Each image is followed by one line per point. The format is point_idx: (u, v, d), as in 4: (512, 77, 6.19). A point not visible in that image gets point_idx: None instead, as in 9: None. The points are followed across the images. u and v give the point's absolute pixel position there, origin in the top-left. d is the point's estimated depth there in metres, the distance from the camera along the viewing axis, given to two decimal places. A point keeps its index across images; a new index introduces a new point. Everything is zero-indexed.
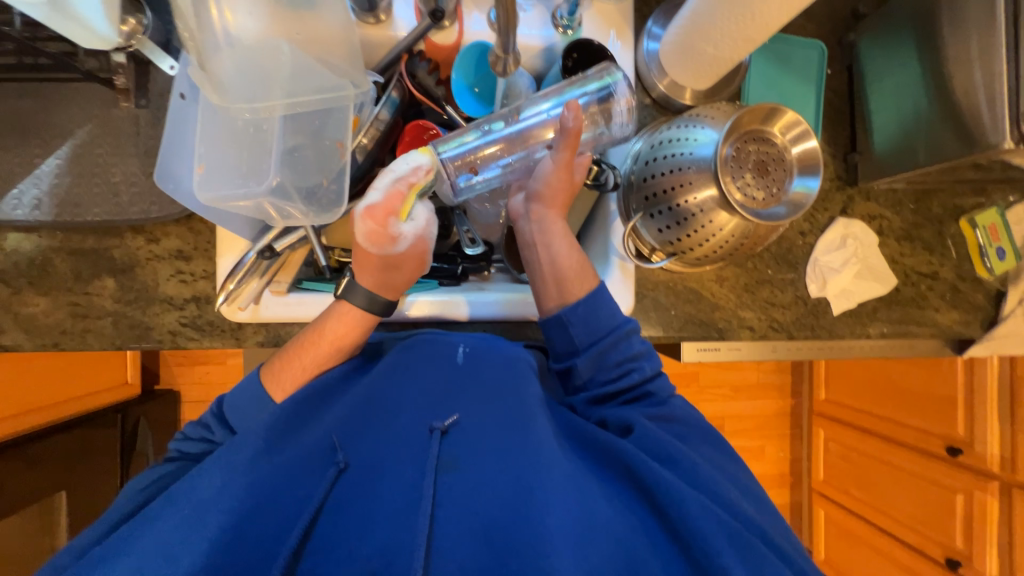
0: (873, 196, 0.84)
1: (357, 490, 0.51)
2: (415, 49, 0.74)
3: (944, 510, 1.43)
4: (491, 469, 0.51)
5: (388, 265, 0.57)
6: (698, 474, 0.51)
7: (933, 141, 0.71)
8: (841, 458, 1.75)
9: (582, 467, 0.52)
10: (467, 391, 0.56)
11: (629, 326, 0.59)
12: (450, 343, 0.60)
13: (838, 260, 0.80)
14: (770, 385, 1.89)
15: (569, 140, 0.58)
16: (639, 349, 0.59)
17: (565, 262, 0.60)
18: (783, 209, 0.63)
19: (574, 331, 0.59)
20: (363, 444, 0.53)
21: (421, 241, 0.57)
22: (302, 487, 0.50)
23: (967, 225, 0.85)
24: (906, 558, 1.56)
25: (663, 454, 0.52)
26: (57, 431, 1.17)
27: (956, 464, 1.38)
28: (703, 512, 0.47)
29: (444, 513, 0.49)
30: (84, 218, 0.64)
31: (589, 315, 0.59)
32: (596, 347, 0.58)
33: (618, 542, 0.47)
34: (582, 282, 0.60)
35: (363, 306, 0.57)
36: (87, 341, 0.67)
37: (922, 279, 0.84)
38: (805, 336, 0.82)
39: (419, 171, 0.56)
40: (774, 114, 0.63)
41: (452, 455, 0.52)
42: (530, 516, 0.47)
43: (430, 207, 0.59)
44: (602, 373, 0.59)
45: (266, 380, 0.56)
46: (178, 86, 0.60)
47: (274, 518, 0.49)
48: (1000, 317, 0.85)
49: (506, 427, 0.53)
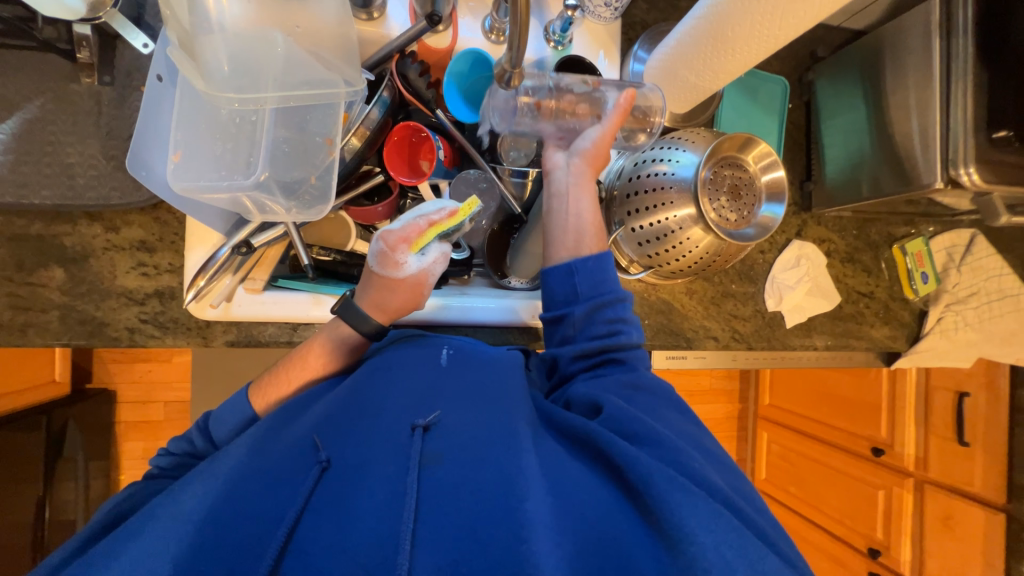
0: (823, 222, 0.92)
1: (339, 491, 0.47)
2: (407, 51, 0.71)
3: (868, 504, 1.58)
4: (476, 464, 0.48)
5: (386, 285, 0.59)
6: (665, 445, 0.50)
7: (875, 175, 0.79)
8: (781, 458, 1.90)
9: (560, 456, 0.51)
10: (451, 389, 0.55)
11: (625, 291, 0.62)
12: (435, 347, 0.61)
13: (793, 278, 0.88)
14: (721, 390, 2.02)
15: (622, 112, 0.62)
16: (629, 314, 0.61)
17: (584, 216, 0.62)
18: (752, 230, 0.69)
19: (577, 280, 0.60)
20: (347, 445, 0.50)
21: (423, 276, 0.60)
22: (281, 493, 0.47)
23: (899, 251, 0.96)
24: (835, 549, 1.72)
25: (628, 432, 0.51)
26: None
27: (879, 463, 1.54)
28: (668, 483, 0.46)
29: (427, 508, 0.45)
30: (32, 201, 0.58)
31: (596, 271, 0.60)
32: (593, 301, 0.59)
33: (595, 526, 0.45)
34: (598, 241, 0.63)
35: (354, 326, 0.60)
36: (28, 337, 0.61)
37: (860, 298, 0.94)
38: (762, 347, 0.89)
39: (442, 213, 0.61)
40: (748, 144, 0.69)
41: (435, 450, 0.49)
42: (512, 504, 0.45)
43: (443, 249, 0.62)
44: (593, 328, 0.59)
45: (254, 396, 0.58)
46: (154, 67, 0.56)
47: (253, 525, 0.45)
48: (922, 333, 0.97)
49: (492, 422, 0.52)
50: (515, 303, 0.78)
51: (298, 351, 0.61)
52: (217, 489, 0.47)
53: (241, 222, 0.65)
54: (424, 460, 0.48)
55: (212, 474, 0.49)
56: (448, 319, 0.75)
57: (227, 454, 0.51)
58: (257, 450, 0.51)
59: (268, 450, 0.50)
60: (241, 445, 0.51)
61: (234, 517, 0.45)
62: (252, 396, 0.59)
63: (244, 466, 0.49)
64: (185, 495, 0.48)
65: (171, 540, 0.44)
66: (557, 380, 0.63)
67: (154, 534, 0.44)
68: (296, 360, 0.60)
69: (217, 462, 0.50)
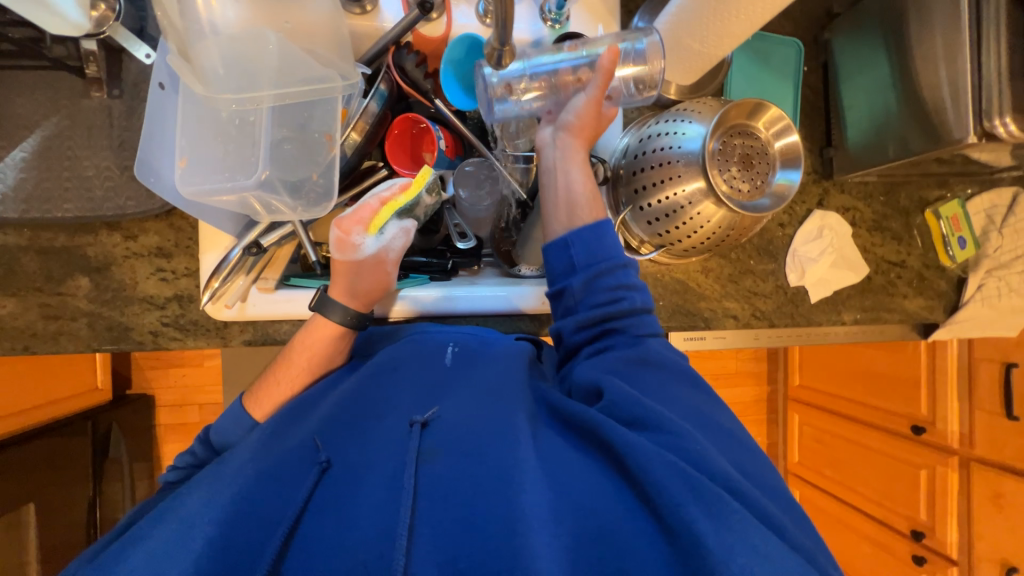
0: (846, 189, 0.87)
1: (339, 491, 0.47)
2: (403, 41, 0.72)
3: (910, 485, 1.51)
4: (471, 458, 0.48)
5: (349, 270, 0.59)
6: (666, 429, 0.49)
7: (903, 136, 0.74)
8: (815, 440, 1.83)
9: (561, 446, 0.51)
10: (451, 387, 0.56)
11: (627, 258, 0.60)
12: (437, 343, 0.62)
13: (816, 250, 0.84)
14: (748, 373, 1.96)
15: (606, 74, 0.58)
16: (634, 281, 0.59)
17: (576, 187, 0.61)
18: (767, 200, 0.65)
19: (574, 252, 0.60)
20: (349, 445, 0.51)
21: (383, 254, 0.60)
22: (280, 496, 0.47)
23: (932, 216, 0.90)
24: (876, 533, 1.64)
25: (632, 417, 0.50)
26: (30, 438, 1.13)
27: (921, 441, 1.46)
28: (668, 470, 0.45)
29: (425, 503, 0.45)
30: (55, 214, 0.61)
31: (593, 238, 0.59)
32: (590, 270, 0.58)
33: (595, 515, 0.45)
34: (593, 209, 0.61)
35: (339, 319, 0.60)
36: (61, 344, 0.64)
37: (891, 267, 0.89)
38: (785, 324, 0.85)
39: (394, 190, 0.59)
40: (758, 110, 0.66)
41: (433, 445, 0.49)
42: (510, 494, 0.45)
43: (403, 225, 0.61)
44: (593, 297, 0.58)
45: (249, 404, 0.59)
46: (156, 74, 0.57)
47: (252, 526, 0.45)
48: (961, 303, 0.91)
49: (488, 415, 0.52)
50: (523, 290, 0.77)
51: (288, 351, 0.60)
52: (221, 489, 0.47)
53: (252, 223, 0.67)
54: (421, 455, 0.48)
55: (214, 477, 0.49)
56: (458, 309, 0.75)
57: (232, 457, 0.51)
58: (262, 450, 0.50)
59: (270, 449, 0.51)
60: (243, 447, 0.52)
61: (234, 515, 0.45)
62: (249, 400, 0.60)
63: (243, 466, 0.49)
64: (188, 499, 0.48)
65: (171, 543, 0.43)
66: (563, 354, 0.62)
67: (158, 534, 0.45)
68: (288, 360, 0.60)
69: (222, 465, 0.50)
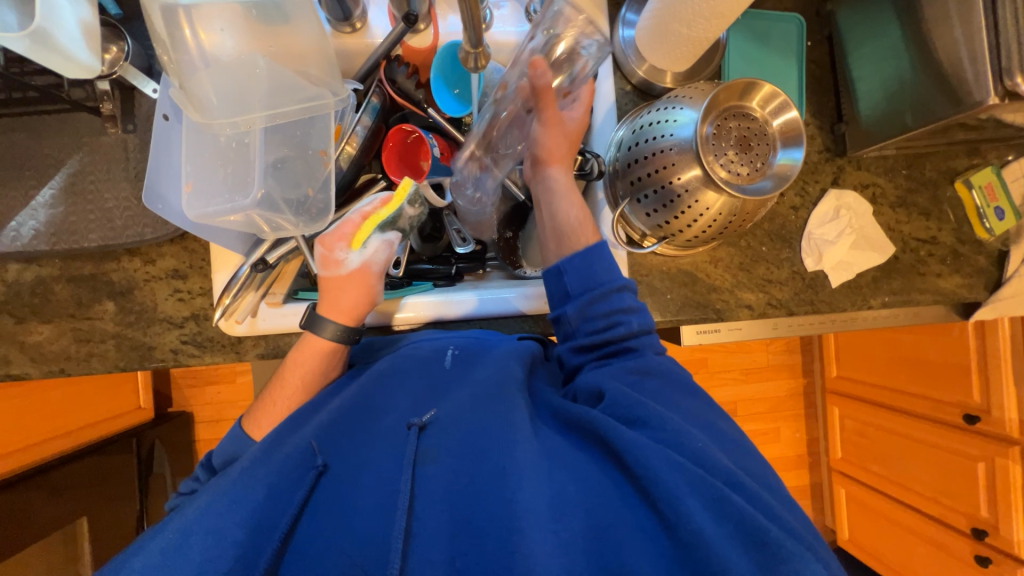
0: (863, 165, 0.83)
1: (338, 493, 0.49)
2: (393, 55, 0.74)
3: (967, 480, 1.40)
4: (466, 460, 0.50)
5: (335, 285, 0.62)
6: (669, 427, 0.48)
7: (921, 101, 0.69)
8: (858, 435, 1.72)
9: (559, 443, 0.51)
10: (448, 392, 0.58)
11: (624, 281, 0.60)
12: (439, 347, 0.65)
13: (833, 232, 0.80)
14: (781, 366, 1.85)
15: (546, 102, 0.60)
16: (631, 304, 0.58)
17: (566, 215, 0.63)
18: (769, 182, 0.62)
19: (568, 279, 0.60)
20: (348, 447, 0.53)
21: (367, 267, 0.63)
22: (277, 500, 0.48)
23: (963, 186, 0.84)
24: (932, 532, 1.52)
25: (632, 417, 0.50)
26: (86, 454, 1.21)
27: (976, 432, 1.36)
28: (667, 466, 0.45)
29: (422, 505, 0.47)
30: (82, 244, 0.66)
31: (585, 265, 0.60)
32: (586, 295, 0.59)
33: (591, 513, 0.45)
34: (582, 235, 0.62)
35: (330, 337, 0.61)
36: (92, 365, 0.68)
37: (920, 245, 0.83)
38: (806, 311, 0.81)
39: (375, 204, 0.63)
40: (751, 88, 0.63)
41: (432, 447, 0.51)
42: (505, 496, 0.46)
43: (387, 239, 0.65)
44: (591, 322, 0.58)
45: (248, 426, 0.60)
46: (161, 107, 0.60)
47: (248, 525, 0.46)
48: (1004, 279, 0.84)
49: (484, 416, 0.53)
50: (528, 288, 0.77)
51: (281, 374, 0.62)
52: (220, 496, 0.47)
53: (258, 241, 0.69)
54: (419, 458, 0.51)
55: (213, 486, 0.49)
56: (462, 313, 0.73)
57: (233, 469, 0.51)
58: (264, 452, 0.52)
59: (262, 457, 0.51)
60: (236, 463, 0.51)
61: (230, 516, 0.45)
62: (246, 424, 0.61)
63: (233, 478, 0.49)
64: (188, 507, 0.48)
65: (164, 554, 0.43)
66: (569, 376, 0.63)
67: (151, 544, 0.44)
68: (283, 383, 0.61)
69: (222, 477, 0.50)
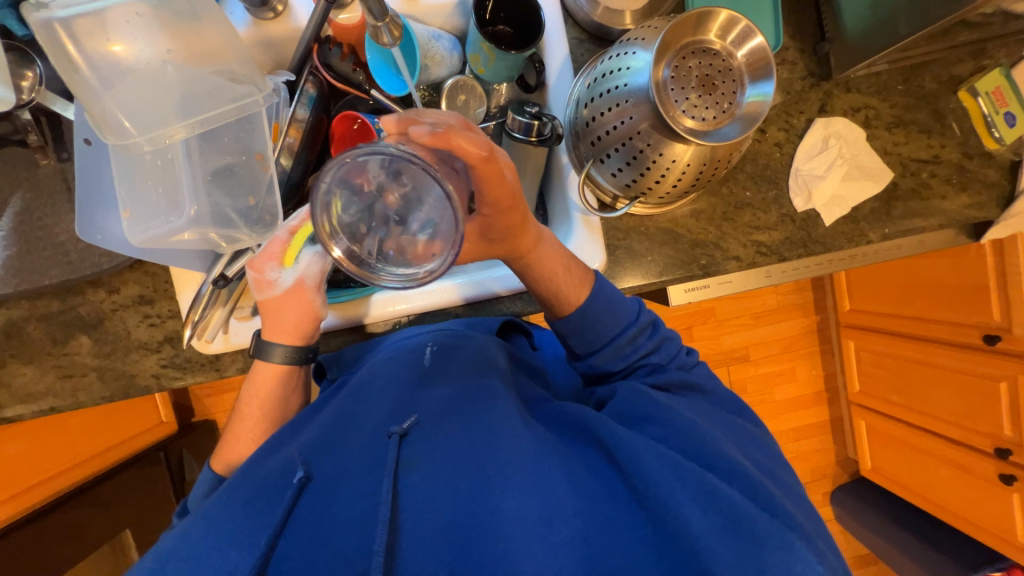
0: (853, 86, 0.75)
1: (318, 505, 0.46)
2: (322, 37, 0.69)
3: (989, 400, 1.37)
4: (451, 466, 0.47)
5: (274, 307, 0.61)
6: (676, 423, 0.50)
7: (914, 3, 0.61)
8: (876, 366, 1.68)
9: (548, 441, 0.50)
10: (426, 396, 0.55)
11: (639, 319, 0.59)
12: (418, 347, 0.64)
13: (821, 166, 0.74)
14: (792, 305, 1.80)
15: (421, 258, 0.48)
16: (647, 348, 0.59)
17: (557, 278, 0.57)
18: (735, 127, 0.57)
19: (571, 340, 0.59)
20: (327, 459, 0.50)
21: (302, 284, 0.61)
22: (254, 519, 0.45)
23: (968, 94, 0.76)
24: (955, 455, 1.50)
25: (639, 414, 0.52)
26: (123, 469, 1.27)
27: (997, 352, 1.31)
28: (658, 461, 0.45)
29: (405, 517, 0.44)
30: (42, 283, 0.65)
31: (586, 326, 0.58)
32: (603, 347, 0.58)
33: (579, 517, 0.43)
34: (578, 290, 0.58)
35: (281, 361, 0.62)
36: (80, 399, 0.69)
37: (922, 166, 0.76)
38: (799, 255, 0.76)
39: (300, 218, 0.60)
40: (706, 19, 0.56)
41: (413, 455, 0.48)
42: (492, 503, 0.44)
43: (319, 251, 0.62)
44: (608, 362, 0.58)
45: (215, 460, 0.63)
46: (80, 131, 0.58)
47: (224, 547, 0.44)
48: (1017, 192, 0.77)
49: (470, 418, 0.51)
50: (499, 271, 0.71)
51: (240, 407, 0.64)
52: (204, 521, 0.46)
53: (216, 256, 0.66)
54: (399, 466, 0.47)
55: (196, 516, 0.48)
56: (433, 302, 0.69)
57: (218, 493, 0.50)
58: (245, 477, 0.50)
59: (251, 476, 0.50)
60: (230, 479, 0.51)
61: (212, 540, 0.44)
62: (217, 463, 0.63)
63: (230, 493, 0.49)
64: (167, 538, 0.47)
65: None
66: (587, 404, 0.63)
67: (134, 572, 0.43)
68: (242, 415, 0.64)
69: (202, 512, 0.48)
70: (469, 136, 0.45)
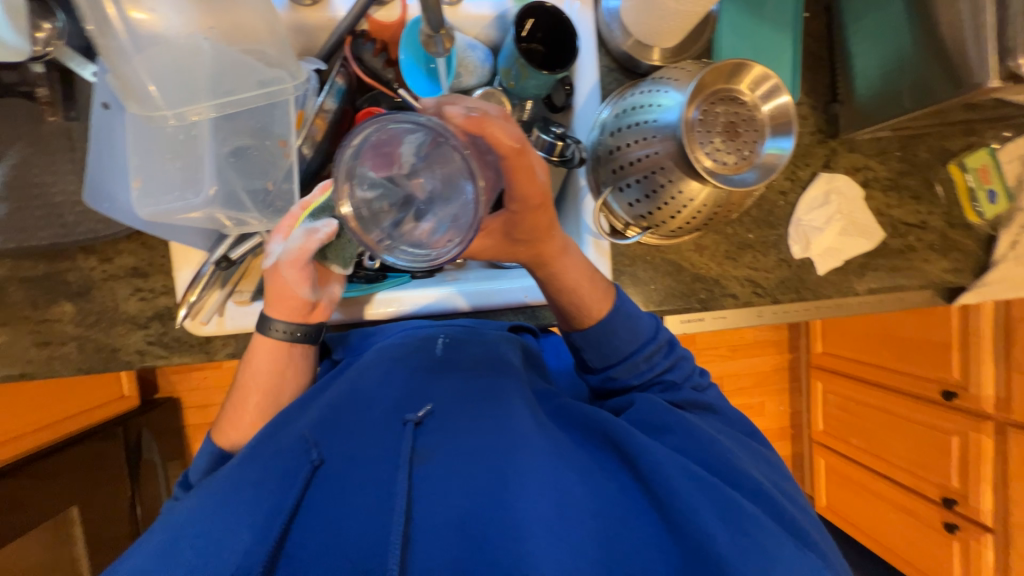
0: (856, 147, 0.80)
1: (329, 490, 0.46)
2: (358, 31, 0.69)
3: (942, 451, 1.44)
4: (466, 461, 0.47)
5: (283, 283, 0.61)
6: (696, 436, 0.51)
7: (919, 81, 0.65)
8: (840, 409, 1.76)
9: (561, 441, 0.51)
10: (440, 385, 0.55)
11: (659, 338, 0.59)
12: (431, 337, 0.62)
13: (821, 218, 0.78)
14: (768, 342, 1.87)
15: (437, 240, 0.47)
16: (664, 365, 0.59)
17: (582, 291, 0.57)
18: (753, 173, 0.60)
19: (587, 353, 0.60)
20: (337, 442, 0.50)
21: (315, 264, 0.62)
22: (265, 497, 0.46)
23: (957, 168, 0.82)
24: (906, 500, 1.58)
25: (655, 424, 0.53)
26: (74, 443, 1.20)
27: (952, 408, 1.40)
28: (678, 472, 0.46)
29: (420, 507, 0.45)
30: (31, 243, 0.62)
31: (604, 342, 0.58)
32: (624, 362, 0.58)
33: (596, 519, 0.44)
34: (599, 303, 0.58)
35: (282, 336, 0.61)
36: (54, 368, 0.66)
37: (910, 230, 0.81)
38: (791, 299, 0.79)
39: (314, 193, 0.58)
40: (739, 70, 0.59)
41: (427, 446, 0.49)
42: (506, 500, 0.45)
43: None
44: (620, 376, 0.59)
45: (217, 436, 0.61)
46: (100, 95, 0.56)
47: (234, 520, 0.44)
48: (991, 262, 0.83)
49: (486, 415, 0.51)
50: (507, 283, 0.71)
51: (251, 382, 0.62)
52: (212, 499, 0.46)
53: (222, 236, 0.65)
54: (415, 457, 0.47)
55: (204, 490, 0.48)
56: (439, 305, 0.69)
57: (224, 470, 0.49)
58: (252, 457, 0.49)
59: (261, 453, 0.50)
60: (239, 454, 0.50)
61: (218, 517, 0.44)
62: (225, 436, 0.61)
63: (239, 470, 0.48)
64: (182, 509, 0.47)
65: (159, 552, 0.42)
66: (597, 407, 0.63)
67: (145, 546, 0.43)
68: (250, 392, 0.62)
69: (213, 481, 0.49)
70: (504, 127, 0.44)
